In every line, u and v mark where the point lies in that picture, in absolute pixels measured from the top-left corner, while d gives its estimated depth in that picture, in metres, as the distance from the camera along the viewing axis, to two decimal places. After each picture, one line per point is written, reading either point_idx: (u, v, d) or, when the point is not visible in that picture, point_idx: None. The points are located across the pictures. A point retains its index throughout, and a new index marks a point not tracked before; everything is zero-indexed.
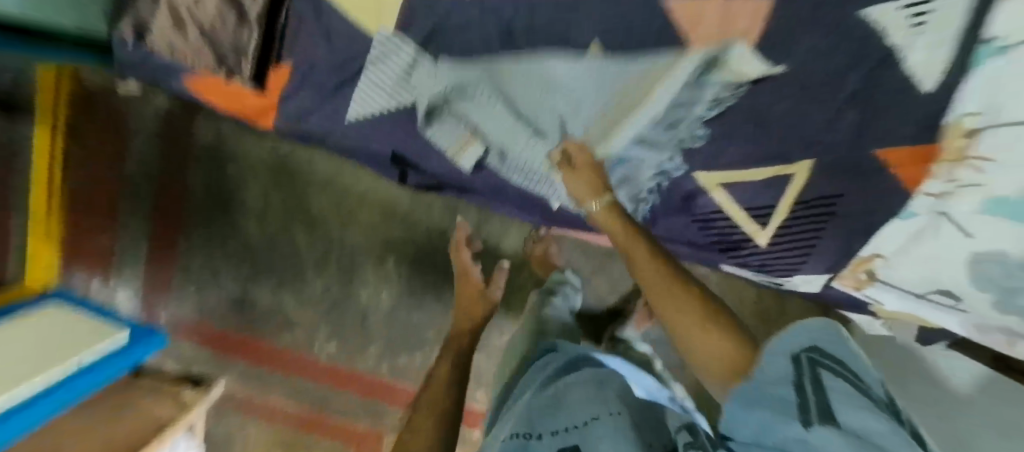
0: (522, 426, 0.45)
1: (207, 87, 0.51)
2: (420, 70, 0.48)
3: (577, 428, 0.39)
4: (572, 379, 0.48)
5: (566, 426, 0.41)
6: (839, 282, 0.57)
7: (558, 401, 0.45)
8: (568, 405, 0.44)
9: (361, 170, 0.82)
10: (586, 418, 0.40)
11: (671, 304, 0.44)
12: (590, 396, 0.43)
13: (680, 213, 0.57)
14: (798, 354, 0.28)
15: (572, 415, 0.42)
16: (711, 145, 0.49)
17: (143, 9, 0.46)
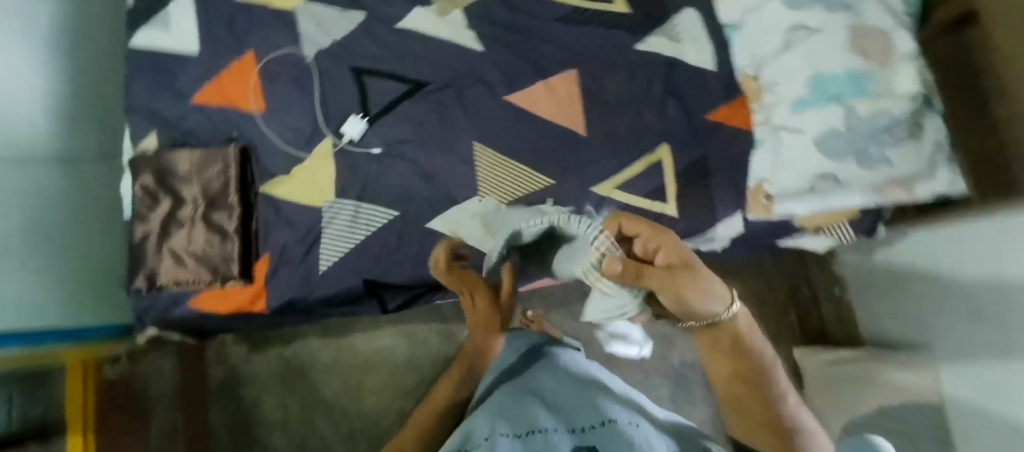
0: (520, 421, 0.43)
1: (210, 297, 0.63)
2: (363, 215, 0.64)
3: (595, 428, 0.39)
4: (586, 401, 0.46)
5: (579, 428, 0.40)
6: (750, 214, 0.64)
7: (565, 413, 0.44)
8: (584, 413, 0.43)
9: (360, 335, 0.90)
10: (607, 420, 0.40)
11: (738, 364, 0.43)
12: (607, 410, 0.42)
13: (602, 223, 0.65)
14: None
15: (584, 420, 0.42)
16: (605, 158, 0.66)
17: (152, 262, 0.61)
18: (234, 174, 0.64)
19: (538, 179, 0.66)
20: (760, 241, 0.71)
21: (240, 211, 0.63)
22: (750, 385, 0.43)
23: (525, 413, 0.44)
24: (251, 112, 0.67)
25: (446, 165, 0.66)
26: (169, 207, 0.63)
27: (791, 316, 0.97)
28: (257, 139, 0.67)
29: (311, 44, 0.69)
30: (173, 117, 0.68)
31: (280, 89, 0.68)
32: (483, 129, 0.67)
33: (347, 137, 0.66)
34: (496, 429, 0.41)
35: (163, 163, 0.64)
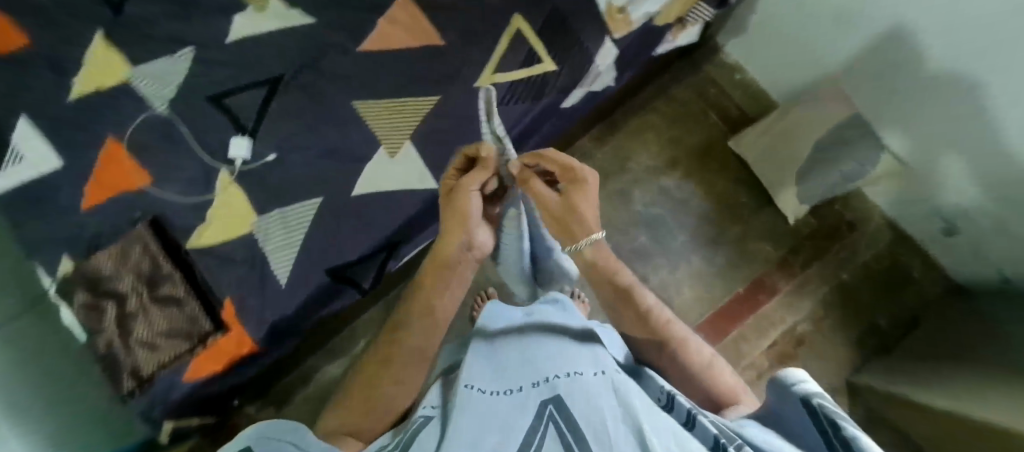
0: (492, 374, 0.40)
1: (198, 364, 0.64)
2: (293, 214, 0.67)
3: (561, 378, 0.35)
4: (563, 340, 0.43)
5: (547, 377, 0.36)
6: (616, 33, 0.74)
7: (536, 357, 0.41)
8: (556, 358, 0.39)
9: (365, 337, 0.93)
10: (574, 371, 0.36)
11: (619, 288, 0.61)
12: (582, 357, 0.39)
13: (498, 108, 0.72)
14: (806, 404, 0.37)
15: (556, 366, 0.37)
16: (474, 56, 0.71)
17: (132, 361, 0.61)
18: (157, 246, 0.64)
19: (423, 102, 0.70)
20: (635, 54, 0.80)
21: (181, 275, 0.64)
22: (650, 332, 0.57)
23: (498, 368, 0.41)
24: (142, 190, 0.66)
25: (344, 132, 0.69)
26: (115, 308, 0.62)
27: (713, 116, 1.04)
28: (165, 208, 0.66)
29: (157, 99, 0.67)
30: (67, 235, 0.63)
31: (157, 151, 0.66)
32: (355, 87, 0.70)
33: (240, 159, 0.67)
34: (468, 381, 0.39)
35: (88, 273, 0.62)
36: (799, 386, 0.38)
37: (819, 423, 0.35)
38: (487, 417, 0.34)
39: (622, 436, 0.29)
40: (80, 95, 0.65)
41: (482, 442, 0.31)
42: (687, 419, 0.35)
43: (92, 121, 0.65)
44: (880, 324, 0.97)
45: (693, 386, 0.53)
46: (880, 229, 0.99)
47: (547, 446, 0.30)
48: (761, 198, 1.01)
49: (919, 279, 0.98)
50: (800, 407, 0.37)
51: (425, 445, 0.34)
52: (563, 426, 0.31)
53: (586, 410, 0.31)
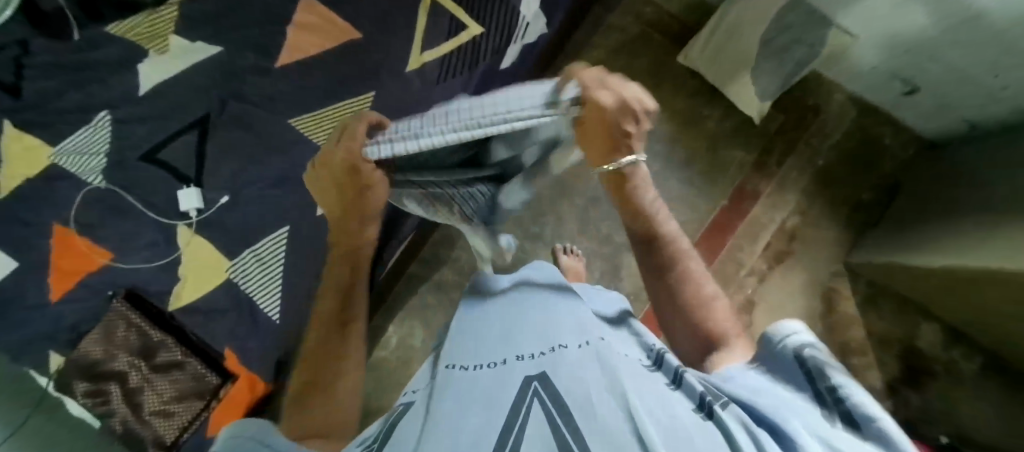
0: (471, 345, 0.38)
1: (219, 413, 0.66)
2: (265, 249, 0.66)
3: (546, 354, 0.33)
4: (551, 292, 0.42)
5: (531, 353, 0.33)
6: None
7: (519, 327, 0.38)
8: (540, 327, 0.36)
9: (375, 347, 0.93)
10: (558, 344, 0.33)
11: (643, 223, 0.50)
12: (567, 325, 0.36)
13: (436, 87, 0.70)
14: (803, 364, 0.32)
15: (539, 340, 0.35)
16: (396, 41, 0.68)
17: (155, 430, 0.63)
18: (140, 318, 0.63)
19: (358, 102, 0.68)
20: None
21: (174, 339, 0.64)
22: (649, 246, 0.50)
23: (481, 339, 0.38)
24: (106, 266, 0.64)
25: (289, 154, 0.67)
26: (119, 387, 0.63)
27: (657, 35, 1.02)
28: (134, 279, 0.64)
29: (89, 172, 0.64)
30: (46, 333, 0.62)
31: (106, 226, 0.64)
32: (286, 107, 0.67)
33: (194, 211, 0.64)
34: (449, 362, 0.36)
35: (81, 362, 0.61)
36: (788, 338, 0.34)
37: (808, 375, 0.32)
38: (464, 395, 0.31)
39: (612, 405, 0.27)
40: (9, 191, 0.62)
41: (463, 419, 0.28)
42: (675, 378, 0.32)
43: (29, 213, 0.62)
44: (864, 199, 0.98)
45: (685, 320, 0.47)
46: (846, 105, 0.99)
47: (531, 421, 0.26)
48: (724, 106, 1.00)
49: (892, 146, 0.99)
50: (789, 362, 0.33)
51: (400, 428, 0.31)
52: (548, 400, 0.28)
53: (570, 383, 0.29)
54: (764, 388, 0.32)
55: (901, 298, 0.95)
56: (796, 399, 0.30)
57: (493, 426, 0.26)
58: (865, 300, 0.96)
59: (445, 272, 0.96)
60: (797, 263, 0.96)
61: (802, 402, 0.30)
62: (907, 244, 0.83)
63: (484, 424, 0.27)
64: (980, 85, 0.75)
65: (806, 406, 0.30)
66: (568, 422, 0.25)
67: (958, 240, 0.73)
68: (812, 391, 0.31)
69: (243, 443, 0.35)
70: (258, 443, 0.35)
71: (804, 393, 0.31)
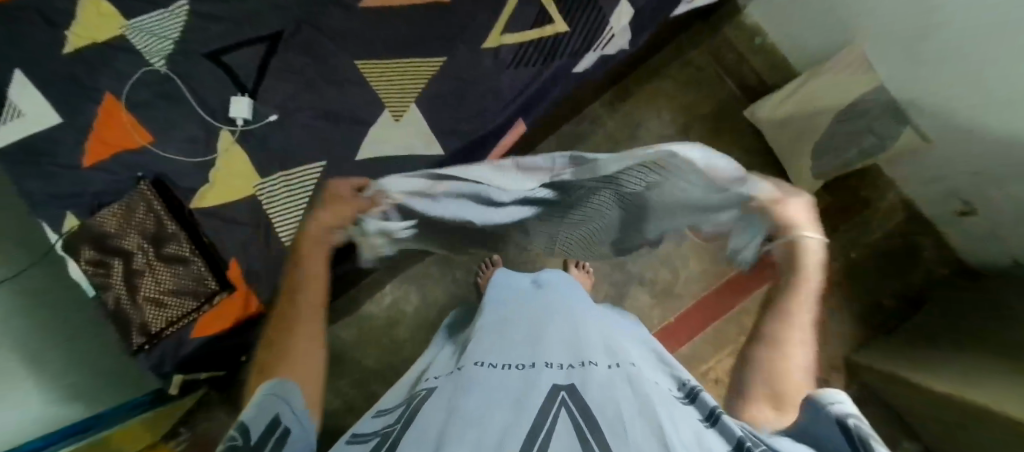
0: (497, 350, 0.40)
1: (207, 321, 0.65)
2: (297, 179, 0.66)
3: (576, 366, 0.35)
4: (592, 323, 0.45)
5: (561, 364, 0.36)
6: None
7: (550, 343, 0.40)
8: (569, 345, 0.40)
9: (369, 299, 0.94)
10: (588, 361, 0.36)
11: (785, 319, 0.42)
12: (595, 348, 0.39)
13: (504, 71, 0.69)
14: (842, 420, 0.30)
15: (569, 355, 0.38)
16: (481, 17, 0.68)
17: (139, 316, 0.62)
18: (160, 206, 0.64)
19: (426, 64, 0.68)
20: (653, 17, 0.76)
21: (186, 234, 0.64)
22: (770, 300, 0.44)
23: (508, 342, 0.41)
24: (143, 149, 0.65)
25: (349, 93, 0.68)
26: (121, 265, 0.63)
27: (730, 83, 1.01)
28: (165, 167, 0.65)
29: (155, 54, 0.65)
30: (70, 191, 0.63)
31: (156, 109, 0.65)
32: (358, 46, 0.68)
33: (241, 120, 0.65)
34: (479, 359, 0.38)
35: (92, 231, 0.62)
36: (830, 407, 0.31)
37: (854, 447, 0.28)
38: (492, 391, 0.33)
39: (640, 430, 0.27)
40: (75, 50, 0.63)
41: (488, 417, 0.29)
42: (710, 415, 0.32)
43: (89, 74, 0.64)
44: (884, 303, 0.96)
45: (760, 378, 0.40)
46: (895, 207, 0.98)
47: (558, 426, 0.28)
48: (774, 170, 0.99)
49: (928, 260, 0.97)
50: (833, 431, 0.30)
51: (425, 413, 0.32)
52: (575, 411, 0.29)
53: (599, 401, 0.30)
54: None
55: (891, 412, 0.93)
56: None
57: (521, 425, 0.28)
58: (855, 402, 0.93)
59: None
60: None
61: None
62: (911, 361, 0.81)
63: (510, 423, 0.28)
64: None
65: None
66: (596, 434, 0.27)
67: (963, 372, 0.72)
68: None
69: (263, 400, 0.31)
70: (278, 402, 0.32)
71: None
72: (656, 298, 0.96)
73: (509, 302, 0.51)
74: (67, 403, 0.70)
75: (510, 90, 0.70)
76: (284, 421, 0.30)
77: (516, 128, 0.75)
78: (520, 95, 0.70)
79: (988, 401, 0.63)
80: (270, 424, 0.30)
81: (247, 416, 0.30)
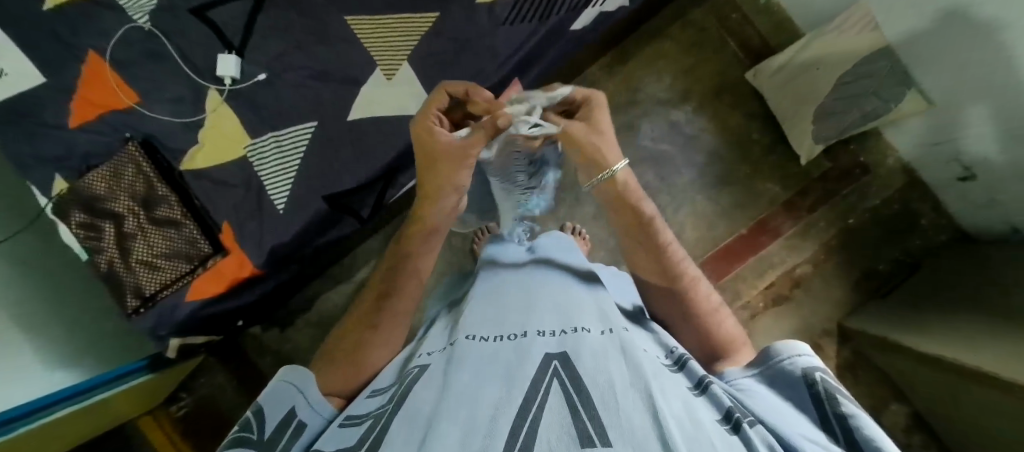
0: (491, 319, 0.40)
1: (199, 286, 0.64)
2: (287, 141, 0.65)
3: (567, 333, 0.35)
4: (585, 286, 0.45)
5: (553, 331, 0.36)
6: None
7: (541, 307, 0.40)
8: (562, 309, 0.39)
9: (365, 264, 0.94)
10: (581, 328, 0.36)
11: (636, 215, 0.49)
12: (589, 313, 0.39)
13: (499, 27, 0.67)
14: (813, 384, 0.32)
15: (561, 321, 0.37)
16: None
17: (135, 280, 0.61)
18: (150, 168, 0.62)
19: (420, 21, 0.67)
20: None
21: (177, 197, 0.63)
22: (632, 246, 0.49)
23: (499, 309, 0.41)
24: (130, 109, 0.63)
25: (340, 51, 0.66)
26: (112, 228, 0.62)
27: (732, 45, 0.99)
28: (153, 127, 0.63)
29: (138, 10, 0.63)
30: (54, 152, 0.61)
31: (142, 68, 0.63)
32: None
33: (229, 79, 0.64)
34: (470, 331, 0.38)
35: (83, 194, 0.61)
36: (798, 358, 0.34)
37: (815, 397, 0.32)
38: (485, 365, 0.33)
39: (630, 401, 0.27)
40: (57, 6, 0.61)
41: (481, 394, 0.29)
42: (699, 384, 0.32)
43: (70, 31, 0.61)
44: (880, 270, 0.97)
45: (694, 326, 0.44)
46: (892, 174, 0.97)
47: (550, 400, 0.28)
48: (774, 137, 0.98)
49: (926, 227, 0.97)
50: (799, 384, 0.33)
51: (417, 392, 0.32)
52: (567, 383, 0.29)
53: (591, 371, 0.30)
54: (775, 405, 0.32)
55: (881, 376, 0.94)
56: (804, 421, 0.31)
57: (512, 401, 0.28)
58: (845, 366, 0.94)
59: None
60: (793, 309, 0.96)
61: (807, 424, 0.30)
62: (907, 328, 0.81)
63: (501, 399, 0.28)
64: None
65: (811, 430, 0.30)
66: (589, 411, 0.26)
67: (960, 336, 0.72)
68: (819, 415, 0.31)
69: (281, 388, 0.38)
70: (295, 389, 0.38)
71: (804, 414, 0.31)
72: None
73: (500, 271, 0.49)
74: (66, 368, 0.70)
75: (506, 48, 0.68)
76: (298, 413, 0.37)
77: (512, 89, 0.73)
78: (516, 51, 0.69)
79: (986, 365, 0.62)
80: (284, 418, 0.36)
81: (262, 405, 0.37)
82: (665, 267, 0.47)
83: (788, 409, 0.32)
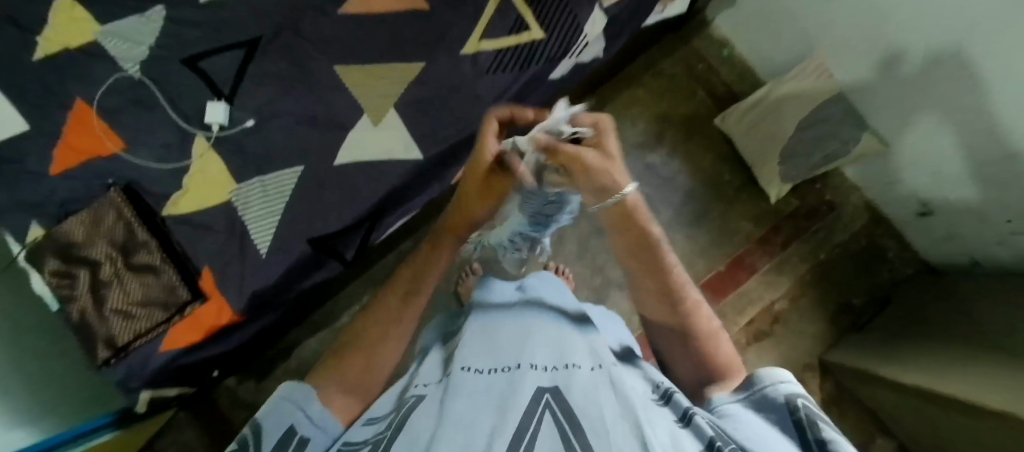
0: (482, 354, 0.40)
1: (177, 333, 0.62)
2: (273, 184, 0.66)
3: (559, 370, 0.35)
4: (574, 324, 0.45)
5: (544, 365, 0.36)
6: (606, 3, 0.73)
7: (530, 343, 0.40)
8: (552, 346, 0.39)
9: (348, 308, 0.93)
10: (571, 364, 0.36)
11: (641, 237, 0.46)
12: (578, 349, 0.39)
13: (482, 76, 0.71)
14: (794, 409, 0.32)
15: (552, 357, 0.37)
16: (460, 25, 0.70)
17: (107, 330, 0.59)
18: (131, 213, 0.62)
19: (406, 71, 0.70)
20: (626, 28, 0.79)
21: (157, 243, 0.62)
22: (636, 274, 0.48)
23: (490, 345, 0.41)
24: (115, 155, 0.63)
25: (328, 98, 0.68)
26: (87, 275, 0.60)
27: (701, 93, 1.06)
28: (137, 172, 0.64)
29: (130, 60, 0.64)
30: (32, 198, 0.61)
31: (130, 115, 0.64)
32: (338, 52, 0.69)
33: (216, 125, 0.65)
34: (464, 363, 0.38)
35: (59, 241, 0.60)
36: (779, 385, 0.34)
37: (798, 423, 0.32)
38: (478, 395, 0.33)
39: (619, 431, 0.28)
40: (47, 56, 0.62)
41: (475, 423, 0.29)
42: (683, 416, 0.32)
43: (59, 80, 0.62)
44: (854, 303, 1.00)
45: (688, 351, 0.44)
46: (857, 211, 1.02)
47: (542, 428, 0.28)
48: (745, 177, 1.03)
49: (893, 260, 1.01)
50: (780, 410, 0.33)
51: (412, 422, 0.32)
52: (559, 415, 0.29)
53: (582, 403, 0.30)
54: (758, 428, 0.32)
55: (865, 410, 0.95)
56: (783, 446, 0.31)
57: (505, 431, 0.28)
58: (829, 400, 0.95)
59: None
60: (774, 344, 0.97)
61: (786, 447, 0.30)
62: (886, 358, 0.83)
63: (494, 429, 0.28)
64: (992, 225, 0.76)
65: None
66: (579, 438, 0.27)
67: (939, 364, 0.74)
68: (802, 440, 0.31)
69: (279, 405, 0.37)
70: (294, 405, 0.37)
71: (786, 439, 0.31)
72: None
73: (491, 308, 0.50)
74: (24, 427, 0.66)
75: (489, 95, 0.72)
76: (298, 430, 0.36)
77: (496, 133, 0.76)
78: (499, 97, 0.72)
79: (962, 391, 0.64)
80: (282, 436, 0.35)
81: (260, 423, 0.36)
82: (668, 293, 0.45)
83: (771, 432, 0.32)
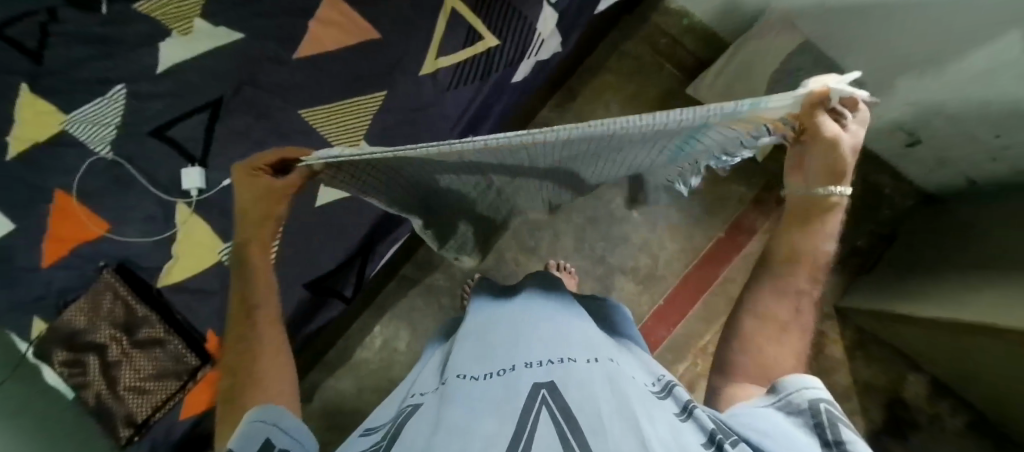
0: (478, 357, 0.39)
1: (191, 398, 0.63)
2: None
3: (554, 364, 0.35)
4: (568, 316, 0.45)
5: (539, 362, 0.36)
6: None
7: (526, 338, 0.40)
8: (548, 342, 0.39)
9: (361, 342, 0.93)
10: (567, 358, 0.36)
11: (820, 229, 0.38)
12: (573, 344, 0.39)
13: (444, 94, 0.71)
14: (819, 409, 0.31)
15: (547, 352, 0.37)
16: (412, 47, 0.70)
17: (125, 409, 0.60)
18: (127, 291, 0.62)
19: (368, 102, 0.70)
20: (579, 17, 0.79)
21: (158, 316, 0.63)
22: (766, 262, 0.41)
23: (486, 346, 0.41)
24: (102, 238, 0.63)
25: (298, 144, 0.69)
26: (97, 359, 0.61)
27: (668, 67, 1.06)
28: (126, 251, 0.64)
29: (99, 142, 0.65)
30: (31, 295, 0.61)
31: (109, 197, 0.64)
32: (297, 97, 0.69)
33: (195, 190, 0.66)
34: (460, 371, 0.38)
35: (62, 330, 0.61)
36: (804, 390, 0.32)
37: (816, 425, 0.30)
38: (474, 400, 0.32)
39: (618, 426, 0.27)
40: (19, 153, 0.62)
41: (473, 427, 0.29)
42: (685, 409, 0.32)
43: (36, 176, 0.63)
44: (860, 245, 0.99)
45: (763, 349, 0.39)
46: None
47: (540, 428, 0.28)
48: None
49: (891, 195, 1.00)
50: (803, 415, 0.31)
51: (409, 432, 0.32)
52: (556, 411, 0.29)
53: (580, 399, 0.30)
54: (774, 425, 0.30)
55: (890, 348, 0.94)
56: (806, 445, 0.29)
57: (503, 435, 0.27)
58: (854, 346, 0.94)
59: (434, 279, 0.96)
60: None
61: (807, 445, 0.29)
62: (903, 295, 0.81)
63: (495, 432, 0.28)
64: (979, 143, 0.76)
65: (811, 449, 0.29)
66: (577, 435, 0.26)
67: (948, 293, 0.73)
68: (822, 441, 0.29)
69: (258, 429, 0.33)
70: (271, 425, 0.34)
71: (806, 436, 0.30)
72: (642, 285, 0.97)
73: (489, 309, 0.49)
74: None
75: (456, 111, 0.72)
76: (276, 444, 0.33)
77: None
78: (467, 111, 0.72)
79: (981, 315, 0.64)
80: None
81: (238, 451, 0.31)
82: (778, 285, 0.40)
83: (793, 427, 0.30)
